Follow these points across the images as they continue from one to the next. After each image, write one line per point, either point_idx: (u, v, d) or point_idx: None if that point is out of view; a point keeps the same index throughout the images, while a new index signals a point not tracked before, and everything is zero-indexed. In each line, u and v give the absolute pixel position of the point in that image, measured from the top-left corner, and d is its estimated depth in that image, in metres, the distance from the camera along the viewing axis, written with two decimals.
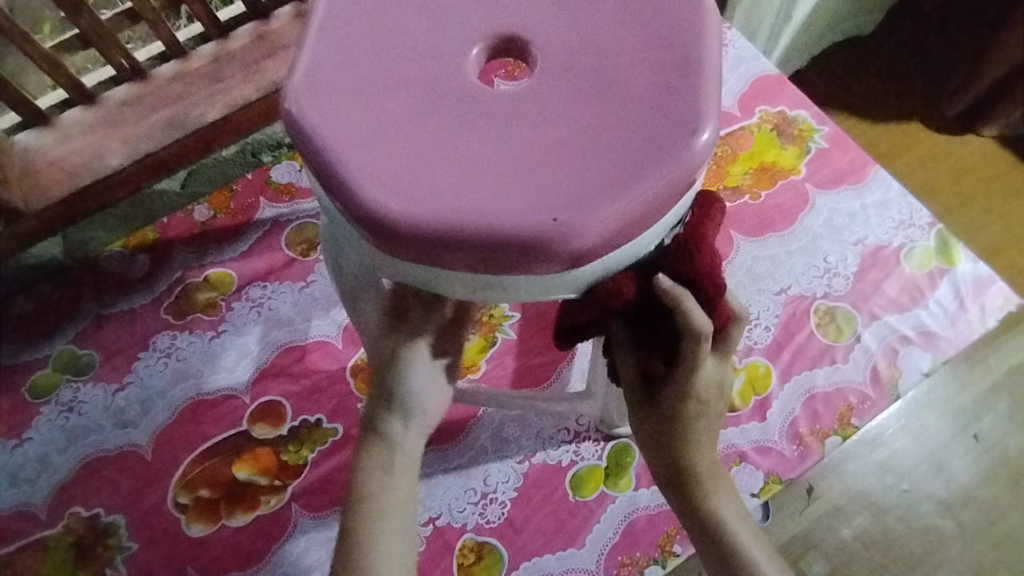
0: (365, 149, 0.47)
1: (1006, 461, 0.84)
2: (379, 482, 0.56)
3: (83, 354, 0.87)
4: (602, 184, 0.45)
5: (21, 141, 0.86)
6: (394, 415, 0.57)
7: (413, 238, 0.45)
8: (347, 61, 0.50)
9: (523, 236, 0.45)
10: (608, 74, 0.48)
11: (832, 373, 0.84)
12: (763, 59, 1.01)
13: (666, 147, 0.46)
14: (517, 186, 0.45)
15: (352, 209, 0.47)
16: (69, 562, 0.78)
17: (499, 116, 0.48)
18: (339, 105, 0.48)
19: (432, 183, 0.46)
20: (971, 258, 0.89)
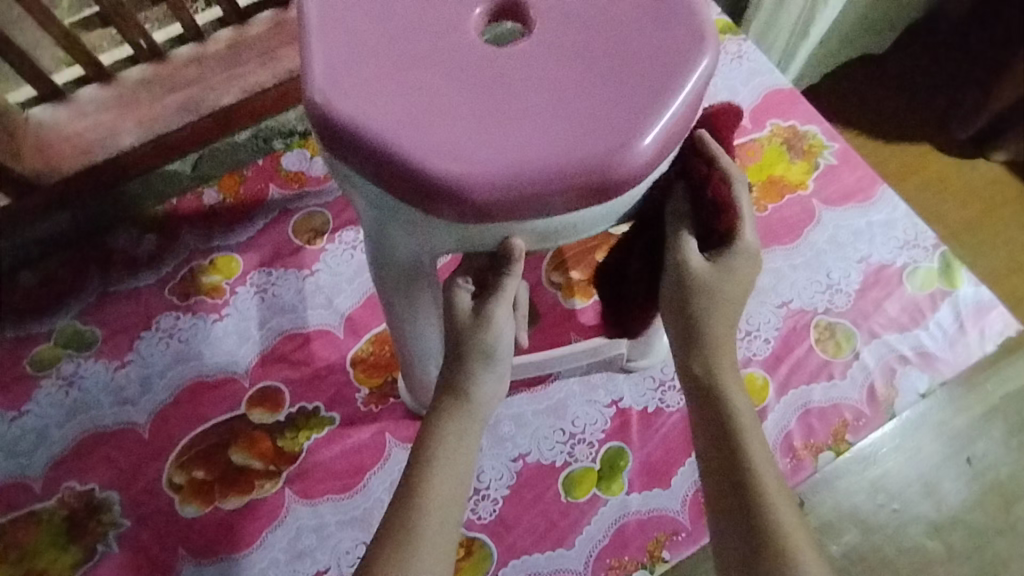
0: (393, 116, 0.48)
1: (997, 486, 0.84)
2: (449, 442, 0.59)
3: (86, 330, 0.88)
4: (631, 114, 0.48)
5: (35, 116, 0.87)
6: (478, 381, 0.60)
7: (458, 198, 0.47)
8: (354, 39, 0.51)
9: (561, 182, 0.47)
10: (604, 34, 0.51)
11: (829, 389, 0.84)
12: (777, 72, 1.01)
13: (676, 75, 0.49)
14: (543, 134, 0.48)
15: (393, 181, 0.48)
16: (61, 536, 0.79)
17: (508, 70, 0.50)
18: (355, 81, 0.49)
19: (466, 138, 0.48)
20: (973, 282, 0.89)
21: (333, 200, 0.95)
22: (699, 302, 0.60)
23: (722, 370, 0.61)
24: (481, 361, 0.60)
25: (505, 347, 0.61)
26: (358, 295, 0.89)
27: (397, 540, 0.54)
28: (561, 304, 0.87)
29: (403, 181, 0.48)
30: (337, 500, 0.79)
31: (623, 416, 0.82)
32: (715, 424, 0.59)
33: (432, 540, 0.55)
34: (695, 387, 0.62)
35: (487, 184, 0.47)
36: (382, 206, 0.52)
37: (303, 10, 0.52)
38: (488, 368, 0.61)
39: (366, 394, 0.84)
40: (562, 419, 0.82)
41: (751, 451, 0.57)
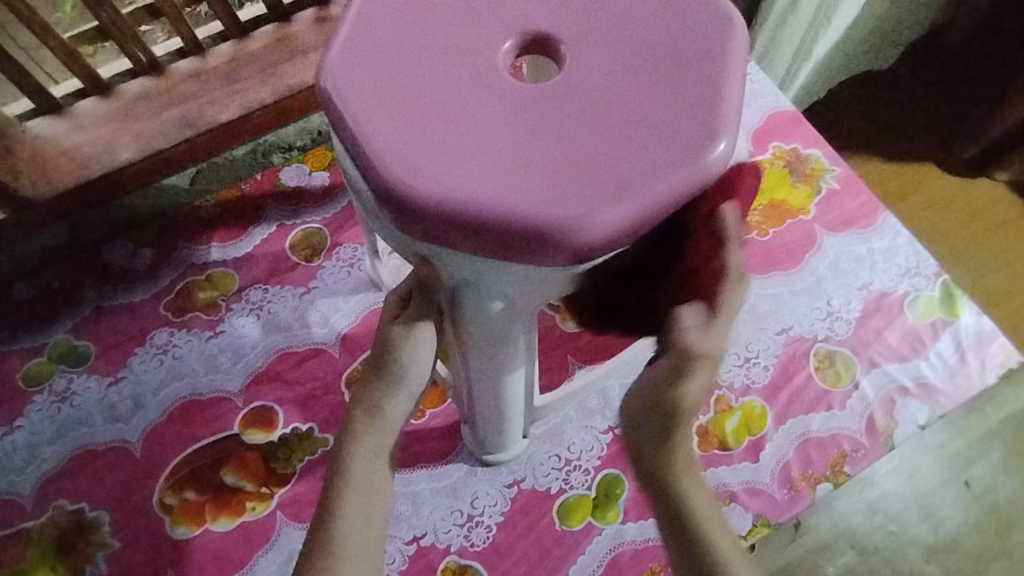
0: (423, 157, 0.48)
1: (996, 510, 0.83)
2: (367, 459, 0.57)
3: (80, 345, 0.87)
4: (654, 157, 0.48)
5: (32, 128, 0.86)
6: (391, 398, 0.58)
7: (490, 239, 0.47)
8: (383, 75, 0.51)
9: (580, 222, 0.46)
10: (635, 75, 0.51)
11: (828, 419, 0.84)
12: (780, 94, 1.00)
13: (700, 118, 0.49)
14: (572, 171, 0.48)
15: (412, 211, 0.48)
16: (50, 555, 0.78)
17: (540, 109, 0.50)
18: (383, 119, 0.49)
19: (487, 173, 0.47)
20: (975, 311, 0.89)
21: (331, 217, 0.94)
22: None
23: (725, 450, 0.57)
24: (397, 380, 0.58)
25: (422, 363, 0.59)
26: (355, 314, 0.88)
27: (316, 569, 0.54)
28: (558, 327, 0.87)
29: (433, 222, 0.47)
30: None
31: (620, 443, 0.81)
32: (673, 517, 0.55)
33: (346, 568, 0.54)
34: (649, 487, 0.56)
35: (518, 226, 0.47)
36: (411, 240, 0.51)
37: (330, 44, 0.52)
38: (410, 386, 0.59)
39: None
40: (558, 445, 0.81)
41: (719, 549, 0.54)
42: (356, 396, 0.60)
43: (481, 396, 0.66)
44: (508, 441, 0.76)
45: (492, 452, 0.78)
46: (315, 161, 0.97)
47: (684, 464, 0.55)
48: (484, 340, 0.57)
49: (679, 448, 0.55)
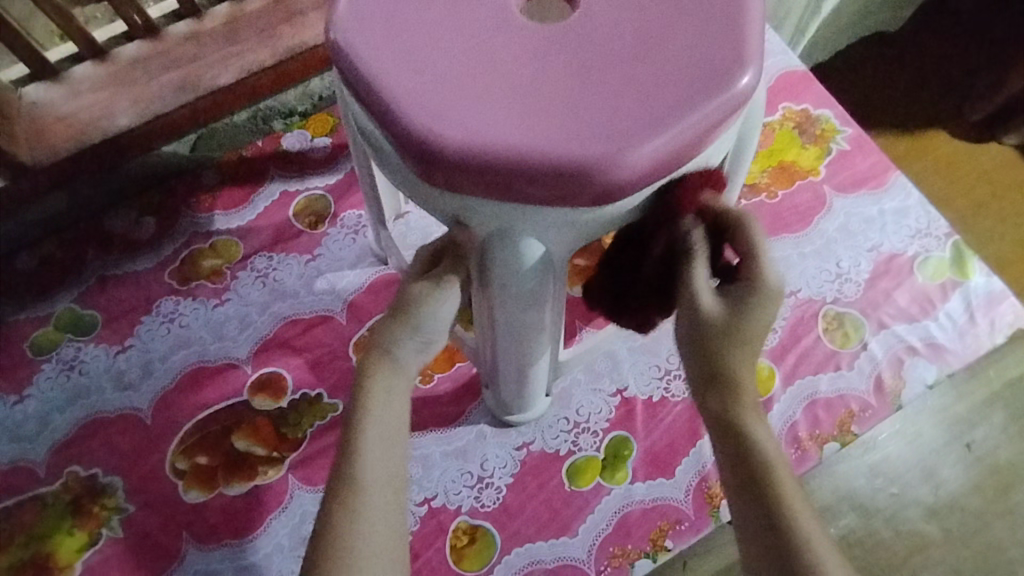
0: (441, 101, 0.47)
1: (998, 473, 0.84)
2: (382, 398, 0.57)
3: (86, 314, 0.87)
4: (672, 95, 0.47)
5: (29, 94, 0.84)
6: (403, 340, 0.59)
7: (519, 181, 0.46)
8: (394, 21, 0.49)
9: (598, 163, 0.46)
10: (648, 14, 0.49)
11: (835, 379, 0.84)
12: (791, 54, 0.98)
13: (719, 53, 0.48)
14: (590, 112, 0.47)
15: (428, 159, 0.47)
16: (66, 520, 0.79)
17: (557, 49, 0.48)
18: (397, 66, 0.48)
19: (503, 115, 0.46)
20: (985, 272, 0.88)
21: (334, 183, 0.93)
22: (729, 342, 0.54)
23: (756, 427, 0.54)
24: (414, 323, 0.59)
25: (443, 315, 0.60)
26: (361, 281, 0.88)
27: (340, 501, 0.53)
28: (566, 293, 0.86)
29: (458, 171, 0.47)
30: None
31: (628, 406, 0.81)
32: (740, 462, 0.53)
33: (372, 499, 0.53)
34: (716, 429, 0.55)
35: (549, 167, 0.46)
36: (435, 191, 0.50)
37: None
38: (434, 339, 0.60)
39: None
40: (566, 408, 0.81)
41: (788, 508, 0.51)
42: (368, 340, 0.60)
43: (502, 356, 0.66)
44: (531, 400, 0.76)
45: (513, 412, 0.79)
46: (316, 126, 0.95)
47: (752, 409, 0.55)
48: (514, 296, 0.54)
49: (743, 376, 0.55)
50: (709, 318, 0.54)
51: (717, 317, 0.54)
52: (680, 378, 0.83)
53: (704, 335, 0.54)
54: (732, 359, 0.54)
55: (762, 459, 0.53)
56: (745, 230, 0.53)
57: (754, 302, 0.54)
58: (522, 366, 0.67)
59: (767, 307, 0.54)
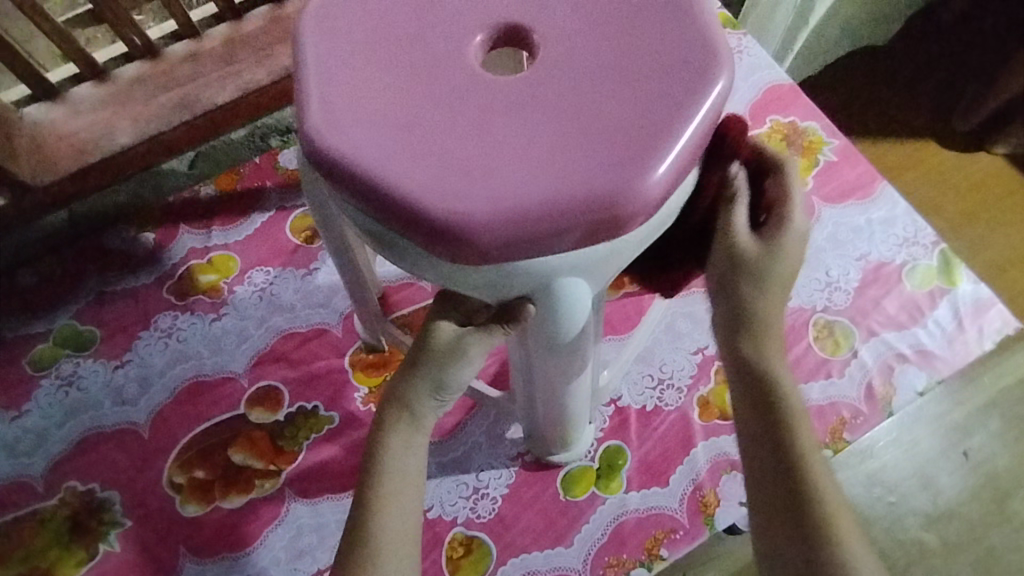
0: (433, 176, 0.45)
1: (994, 481, 0.85)
2: (400, 458, 0.57)
3: (85, 330, 0.88)
4: (659, 121, 0.46)
5: (30, 114, 0.86)
6: (422, 397, 0.58)
7: (560, 232, 0.45)
8: (358, 102, 0.47)
9: (608, 203, 0.44)
10: (612, 50, 0.48)
11: (827, 387, 0.85)
12: (778, 68, 1.00)
13: (689, 69, 0.47)
14: (585, 155, 0.45)
15: (441, 237, 0.45)
16: (64, 536, 0.79)
17: (533, 96, 0.47)
18: (379, 151, 0.46)
19: (502, 175, 0.45)
20: (972, 279, 0.89)
21: None
22: (761, 288, 0.55)
23: (781, 376, 0.56)
24: (435, 379, 0.58)
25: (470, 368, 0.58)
26: None
27: (361, 562, 0.55)
28: None
29: (494, 243, 0.45)
30: (337, 498, 0.80)
31: (622, 415, 0.82)
32: (760, 411, 0.56)
33: (394, 561, 0.56)
34: (738, 375, 0.57)
35: (565, 214, 0.44)
36: (463, 270, 0.47)
37: (304, 105, 0.48)
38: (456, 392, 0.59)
39: (365, 393, 0.84)
40: None
41: (807, 464, 0.54)
42: (383, 392, 0.59)
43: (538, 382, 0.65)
44: (575, 434, 0.76)
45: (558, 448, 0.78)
46: None
47: (778, 357, 0.57)
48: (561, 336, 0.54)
49: (767, 323, 0.57)
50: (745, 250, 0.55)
51: (750, 252, 0.55)
52: (674, 387, 0.84)
53: (744, 269, 0.55)
54: (760, 302, 0.56)
55: (784, 409, 0.55)
56: (783, 175, 0.56)
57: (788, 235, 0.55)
58: (555, 394, 0.66)
59: (800, 249, 0.56)
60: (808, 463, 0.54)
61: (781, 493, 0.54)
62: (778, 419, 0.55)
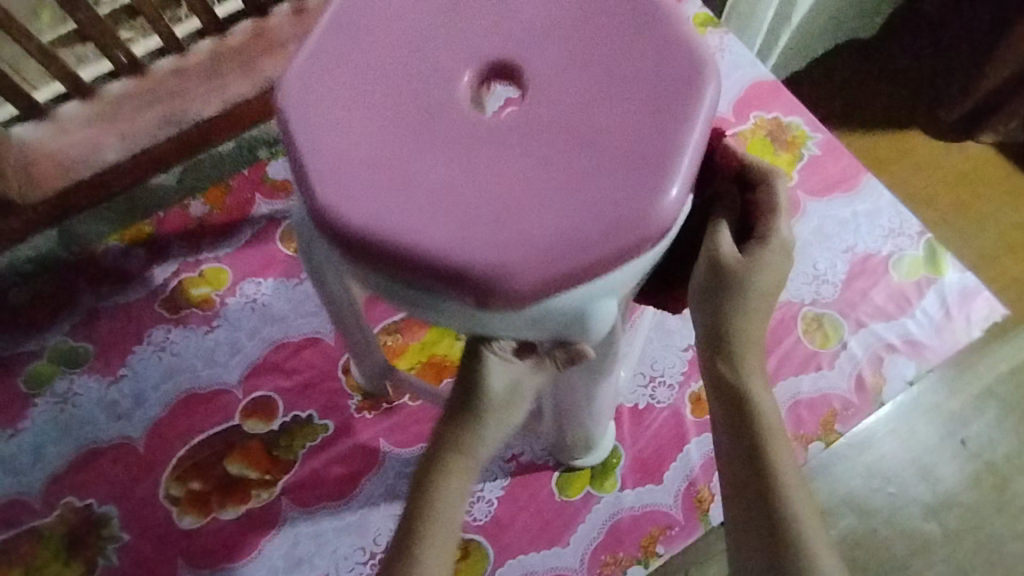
0: (463, 231, 0.45)
1: (992, 468, 0.86)
2: (452, 498, 0.57)
3: (78, 346, 0.88)
4: (666, 143, 0.47)
5: (17, 134, 0.85)
6: (485, 440, 0.58)
7: (597, 264, 0.45)
8: (365, 167, 0.47)
9: (638, 227, 0.46)
10: (604, 82, 0.49)
11: (817, 379, 0.85)
12: (760, 65, 1.01)
13: (681, 84, 0.49)
14: (604, 190, 0.46)
15: (488, 292, 0.45)
16: (62, 551, 0.79)
17: (539, 137, 0.48)
18: (401, 214, 0.46)
19: (527, 219, 0.46)
20: (958, 268, 0.90)
21: None
22: (739, 305, 0.55)
23: (756, 390, 0.57)
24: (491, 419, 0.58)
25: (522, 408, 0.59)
26: None
27: None
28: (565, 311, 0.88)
29: (540, 289, 0.45)
30: (333, 506, 0.80)
31: (614, 414, 0.83)
32: (734, 420, 0.57)
33: None
34: (714, 386, 0.58)
35: (600, 246, 0.45)
36: (504, 321, 0.48)
37: (310, 186, 0.47)
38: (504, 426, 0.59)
39: (358, 401, 0.85)
40: None
41: (780, 475, 0.54)
42: (442, 430, 0.58)
43: (551, 388, 0.67)
44: (599, 437, 0.77)
45: (579, 454, 0.78)
46: None
47: (754, 363, 0.57)
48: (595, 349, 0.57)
49: (752, 325, 0.56)
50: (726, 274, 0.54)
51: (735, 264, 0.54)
52: (665, 384, 0.84)
53: (726, 283, 0.54)
54: (742, 323, 0.56)
55: (757, 417, 0.56)
56: (769, 189, 0.56)
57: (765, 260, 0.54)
58: (580, 401, 0.68)
59: (787, 260, 0.55)
60: (769, 443, 0.55)
61: (742, 495, 0.55)
62: (751, 428, 0.56)
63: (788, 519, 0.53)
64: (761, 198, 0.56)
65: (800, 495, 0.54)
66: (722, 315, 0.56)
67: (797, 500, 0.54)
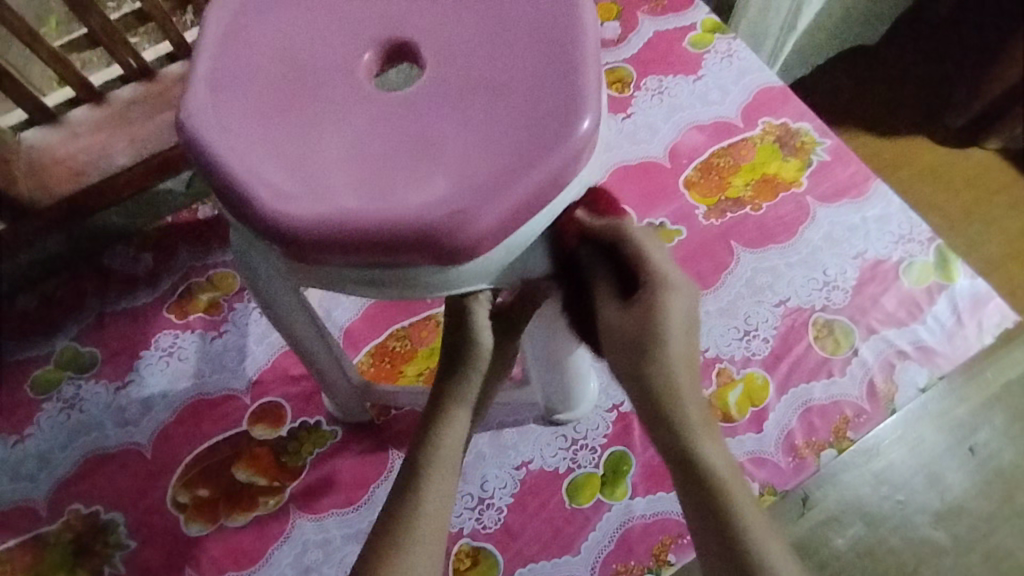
0: (386, 186, 0.48)
1: (1002, 476, 0.83)
2: (450, 442, 0.60)
3: (86, 351, 0.88)
4: (556, 84, 0.51)
5: (26, 139, 0.86)
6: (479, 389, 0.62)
7: (538, 192, 0.48)
8: (277, 146, 0.50)
9: (556, 147, 0.49)
10: (478, 54, 0.52)
11: (829, 386, 0.85)
12: (768, 70, 1.01)
13: (552, 35, 0.52)
14: (515, 134, 0.49)
15: (436, 235, 0.47)
16: (67, 559, 0.78)
17: (435, 98, 0.51)
18: (324, 183, 0.48)
19: (447, 163, 0.48)
20: (969, 274, 0.90)
21: None
22: (654, 362, 0.57)
23: (702, 440, 0.56)
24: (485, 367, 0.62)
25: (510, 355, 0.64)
26: (356, 308, 0.89)
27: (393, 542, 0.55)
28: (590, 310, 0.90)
29: (491, 222, 0.48)
30: (342, 514, 0.79)
31: (625, 421, 0.82)
32: (690, 481, 0.56)
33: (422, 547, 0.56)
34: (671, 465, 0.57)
35: (526, 170, 0.48)
36: (458, 269, 0.50)
37: (247, 193, 0.48)
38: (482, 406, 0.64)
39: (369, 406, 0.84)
40: (564, 425, 0.82)
41: (736, 507, 0.54)
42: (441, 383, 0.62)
43: (530, 341, 0.69)
44: (581, 394, 0.79)
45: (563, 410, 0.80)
46: None
47: (695, 415, 0.57)
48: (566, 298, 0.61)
49: (671, 375, 0.57)
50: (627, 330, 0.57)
51: (626, 331, 0.57)
52: None
53: (627, 345, 0.57)
54: (662, 386, 0.57)
55: (704, 466, 0.56)
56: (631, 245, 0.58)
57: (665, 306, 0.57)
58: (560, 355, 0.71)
59: (672, 302, 0.57)
60: (721, 482, 0.55)
61: (719, 542, 0.53)
62: (698, 481, 0.55)
63: (758, 561, 0.52)
64: (627, 251, 0.59)
65: (756, 513, 0.54)
66: (646, 368, 0.57)
67: (758, 522, 0.54)
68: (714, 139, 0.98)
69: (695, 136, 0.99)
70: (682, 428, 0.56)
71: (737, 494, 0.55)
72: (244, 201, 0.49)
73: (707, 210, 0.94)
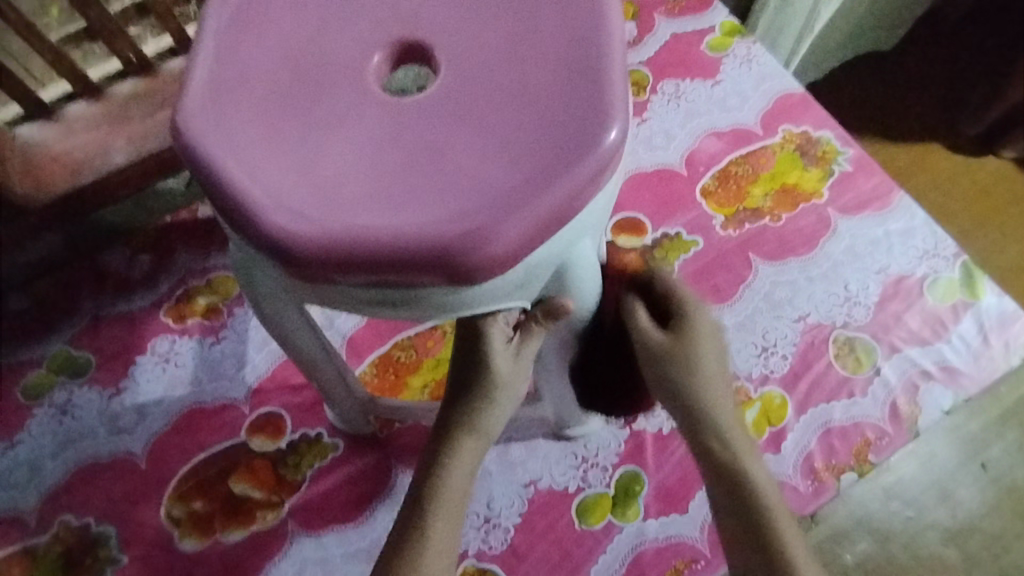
0: (400, 201, 0.45)
1: (1014, 493, 0.82)
2: (460, 474, 0.60)
3: (79, 356, 0.85)
4: (579, 87, 0.48)
5: (21, 134, 0.81)
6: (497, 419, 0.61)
7: (562, 208, 0.45)
8: (282, 156, 0.47)
9: (581, 157, 0.45)
10: (495, 56, 0.49)
11: (850, 407, 0.81)
12: (788, 76, 0.98)
13: (573, 36, 0.49)
14: (536, 142, 0.46)
15: (453, 253, 0.44)
16: (57, 573, 0.76)
17: (450, 106, 0.48)
18: (335, 197, 0.45)
19: (465, 176, 0.45)
20: (996, 292, 0.87)
21: None
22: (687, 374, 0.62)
23: (728, 428, 0.63)
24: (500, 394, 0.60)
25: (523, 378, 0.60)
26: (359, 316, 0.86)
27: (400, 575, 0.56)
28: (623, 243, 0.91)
29: (513, 239, 0.44)
30: (343, 531, 0.76)
31: (637, 439, 0.79)
32: (716, 467, 0.62)
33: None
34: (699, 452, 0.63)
35: (549, 182, 0.45)
36: (472, 288, 0.47)
37: (254, 208, 0.45)
38: (496, 429, 0.62)
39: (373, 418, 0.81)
40: (574, 442, 0.79)
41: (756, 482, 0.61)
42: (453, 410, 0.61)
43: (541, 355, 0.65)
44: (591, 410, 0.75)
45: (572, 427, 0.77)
46: None
47: (722, 410, 0.64)
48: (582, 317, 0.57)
49: (702, 378, 0.62)
50: (664, 355, 0.61)
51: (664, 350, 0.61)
52: None
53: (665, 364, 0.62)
54: (695, 392, 0.62)
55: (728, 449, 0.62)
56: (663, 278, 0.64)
57: (697, 336, 0.62)
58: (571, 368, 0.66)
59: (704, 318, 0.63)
60: (743, 462, 0.62)
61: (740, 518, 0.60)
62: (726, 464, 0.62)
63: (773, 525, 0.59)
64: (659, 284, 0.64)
65: (772, 488, 0.61)
66: (683, 389, 0.62)
67: (773, 494, 0.61)
68: (733, 147, 0.95)
69: (713, 143, 0.95)
70: (712, 426, 0.63)
71: (755, 474, 0.61)
72: (245, 215, 0.45)
73: (725, 220, 0.91)
